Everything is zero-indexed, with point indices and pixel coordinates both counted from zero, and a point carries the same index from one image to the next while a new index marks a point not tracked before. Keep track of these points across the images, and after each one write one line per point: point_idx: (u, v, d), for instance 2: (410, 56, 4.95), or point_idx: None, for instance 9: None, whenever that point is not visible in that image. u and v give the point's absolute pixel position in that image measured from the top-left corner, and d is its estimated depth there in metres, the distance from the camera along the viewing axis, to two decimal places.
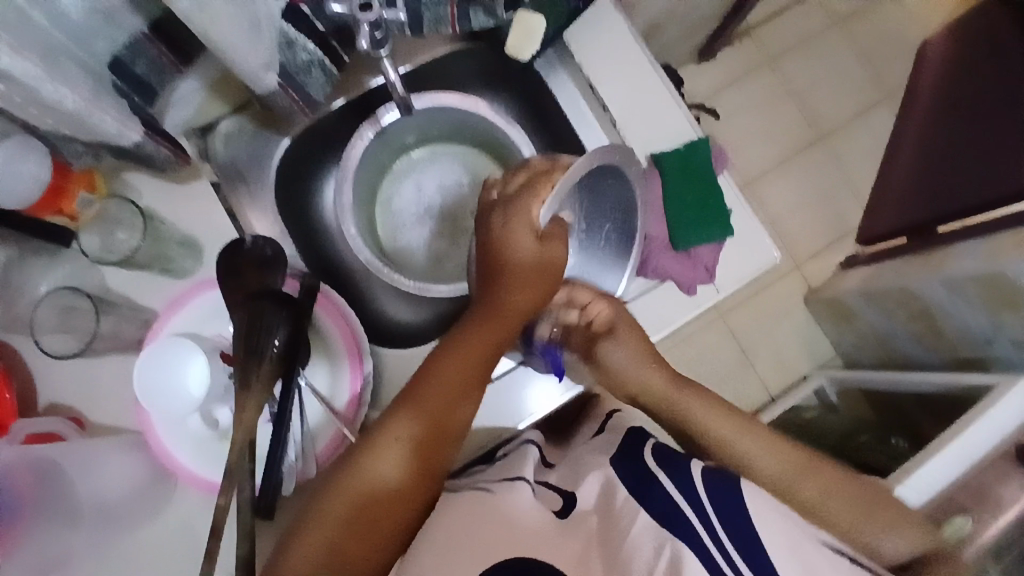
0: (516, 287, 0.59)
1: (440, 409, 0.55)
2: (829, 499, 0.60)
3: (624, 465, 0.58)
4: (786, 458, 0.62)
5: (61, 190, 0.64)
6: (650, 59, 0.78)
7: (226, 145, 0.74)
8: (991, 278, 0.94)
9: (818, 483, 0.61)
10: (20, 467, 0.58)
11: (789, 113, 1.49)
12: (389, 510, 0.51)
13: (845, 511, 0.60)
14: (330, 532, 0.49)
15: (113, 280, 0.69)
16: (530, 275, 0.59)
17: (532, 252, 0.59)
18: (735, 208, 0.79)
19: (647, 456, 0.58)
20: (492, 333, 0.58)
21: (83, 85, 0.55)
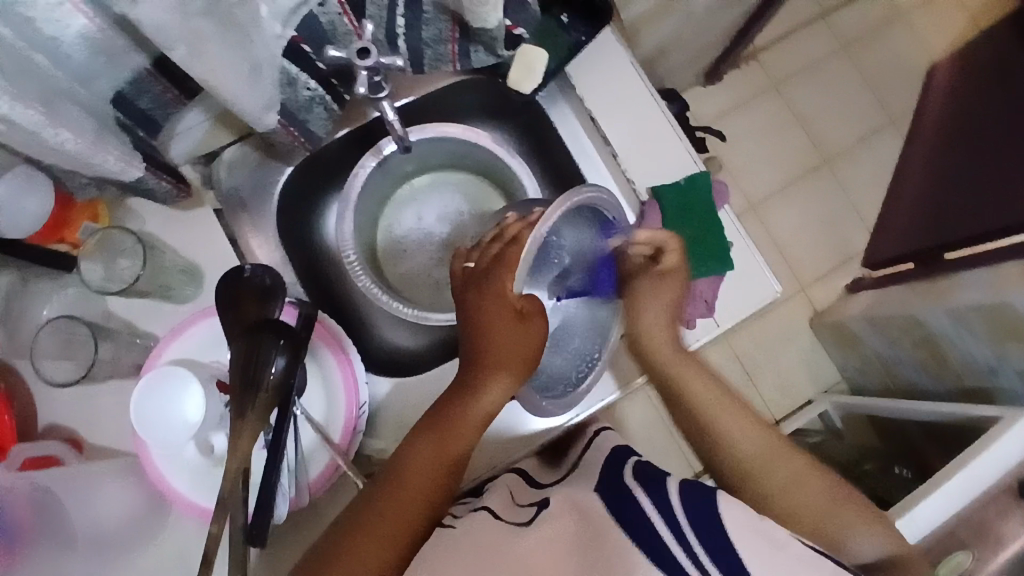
0: (492, 343, 0.62)
1: (444, 443, 0.59)
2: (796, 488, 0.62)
3: (605, 485, 0.57)
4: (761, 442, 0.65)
5: (62, 221, 0.69)
6: (651, 93, 0.78)
7: (229, 173, 0.76)
8: (994, 311, 0.93)
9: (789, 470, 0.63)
10: (20, 498, 0.59)
11: (795, 136, 1.49)
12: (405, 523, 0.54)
13: (820, 503, 0.61)
14: (351, 537, 0.53)
15: (116, 306, 0.71)
16: (507, 329, 0.62)
17: (508, 312, 0.63)
18: (734, 240, 0.79)
19: (627, 474, 0.58)
20: (483, 383, 0.62)
21: (86, 126, 0.57)
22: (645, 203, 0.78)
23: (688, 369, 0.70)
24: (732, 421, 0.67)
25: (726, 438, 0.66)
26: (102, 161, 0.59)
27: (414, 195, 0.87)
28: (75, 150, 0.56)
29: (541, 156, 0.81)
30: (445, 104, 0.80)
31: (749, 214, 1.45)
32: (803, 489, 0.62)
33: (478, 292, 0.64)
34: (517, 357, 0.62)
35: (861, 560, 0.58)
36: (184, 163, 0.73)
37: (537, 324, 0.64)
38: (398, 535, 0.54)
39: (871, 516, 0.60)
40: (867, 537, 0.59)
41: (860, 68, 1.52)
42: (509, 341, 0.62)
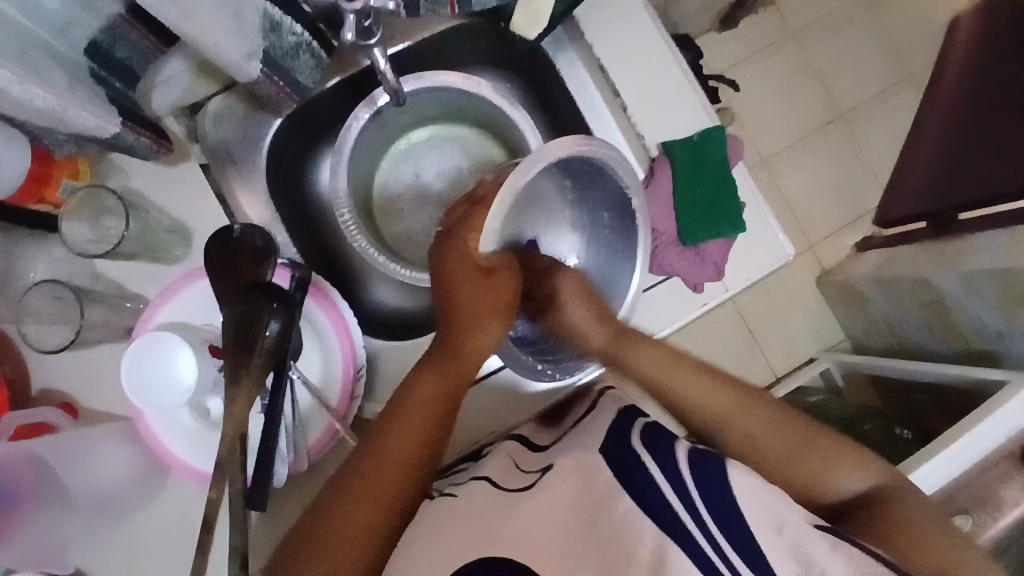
0: (472, 292, 0.60)
1: (439, 390, 0.58)
2: (767, 441, 0.60)
3: (609, 448, 0.54)
4: (722, 402, 0.62)
5: (43, 178, 0.63)
6: (666, 41, 0.74)
7: (216, 126, 0.70)
8: (1010, 275, 0.90)
9: (752, 423, 0.61)
10: (17, 461, 0.58)
11: (812, 86, 1.42)
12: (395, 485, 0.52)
13: (795, 454, 0.59)
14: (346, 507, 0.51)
15: (103, 268, 0.68)
16: (483, 282, 0.60)
17: (479, 270, 0.60)
18: (748, 202, 0.75)
19: (637, 439, 0.54)
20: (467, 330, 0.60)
21: (56, 79, 0.52)
22: (655, 159, 0.73)
23: (628, 344, 0.64)
24: (687, 382, 0.63)
25: (686, 396, 0.62)
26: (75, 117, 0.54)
27: (412, 149, 0.83)
28: (44, 105, 0.52)
29: (546, 110, 0.77)
30: (443, 52, 0.74)
31: (759, 169, 1.40)
32: (770, 437, 0.60)
33: (439, 253, 0.62)
34: (494, 303, 0.60)
35: (844, 493, 0.58)
36: (166, 113, 0.68)
37: (508, 277, 0.62)
38: (399, 482, 0.53)
39: (848, 448, 0.60)
40: (847, 470, 0.59)
41: (883, 13, 1.43)
42: (477, 297, 0.60)
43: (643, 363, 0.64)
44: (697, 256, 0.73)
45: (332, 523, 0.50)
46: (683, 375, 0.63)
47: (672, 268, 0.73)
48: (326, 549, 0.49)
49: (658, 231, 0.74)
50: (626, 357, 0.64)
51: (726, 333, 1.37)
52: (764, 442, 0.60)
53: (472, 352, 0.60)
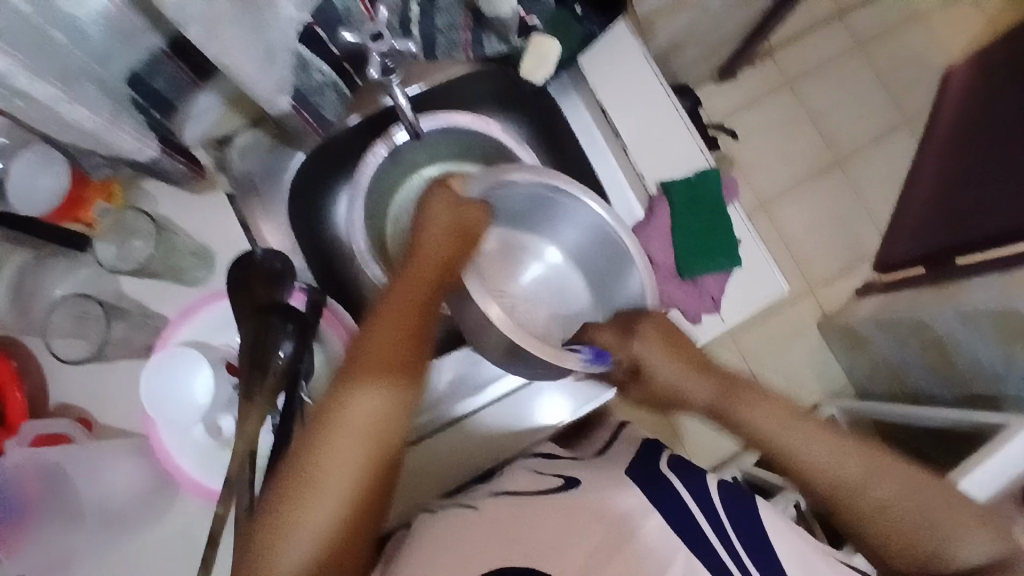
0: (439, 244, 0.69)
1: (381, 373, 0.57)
2: (902, 500, 0.60)
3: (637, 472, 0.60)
4: (843, 449, 0.63)
5: (78, 200, 0.69)
6: (665, 88, 0.79)
7: (242, 158, 0.75)
8: (1005, 316, 0.93)
9: (893, 484, 0.60)
10: (29, 468, 0.62)
11: (809, 136, 1.48)
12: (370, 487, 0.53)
13: (920, 512, 0.59)
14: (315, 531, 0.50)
15: (127, 287, 0.72)
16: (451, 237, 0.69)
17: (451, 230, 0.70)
18: (745, 239, 0.79)
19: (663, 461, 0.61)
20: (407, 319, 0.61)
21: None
22: (654, 196, 0.77)
23: (736, 400, 0.70)
24: (812, 442, 0.64)
25: (805, 467, 0.64)
26: (118, 138, 0.61)
27: (424, 184, 0.87)
28: (93, 127, 0.60)
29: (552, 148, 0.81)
30: (458, 93, 0.79)
31: (760, 214, 1.44)
32: (913, 504, 0.60)
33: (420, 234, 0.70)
34: (449, 248, 0.69)
35: (963, 563, 0.58)
36: (197, 146, 0.73)
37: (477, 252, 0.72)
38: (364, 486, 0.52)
39: (971, 516, 0.59)
40: (972, 543, 0.58)
41: (878, 69, 1.51)
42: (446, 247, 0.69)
43: (755, 419, 0.68)
44: (694, 288, 0.77)
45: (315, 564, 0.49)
46: (801, 433, 0.66)
47: (670, 299, 0.77)
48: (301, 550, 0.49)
49: (659, 264, 0.78)
50: (740, 415, 0.69)
51: (729, 372, 1.38)
52: (896, 501, 0.60)
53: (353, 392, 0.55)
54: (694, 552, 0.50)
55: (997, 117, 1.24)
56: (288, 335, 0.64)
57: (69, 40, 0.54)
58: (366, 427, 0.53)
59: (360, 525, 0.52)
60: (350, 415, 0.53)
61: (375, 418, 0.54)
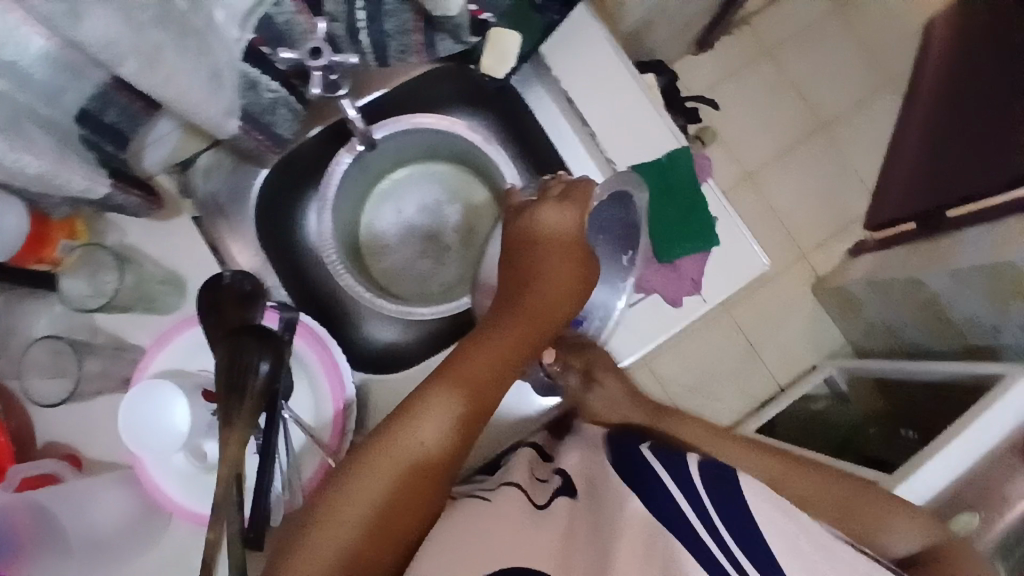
0: (555, 259, 0.66)
1: (480, 387, 0.57)
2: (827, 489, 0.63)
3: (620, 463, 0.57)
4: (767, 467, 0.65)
5: (41, 238, 0.67)
6: (628, 66, 0.76)
7: (205, 179, 0.76)
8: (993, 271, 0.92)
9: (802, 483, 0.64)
10: (18, 508, 0.60)
11: (790, 102, 1.45)
12: (417, 500, 0.52)
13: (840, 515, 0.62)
14: (339, 540, 0.49)
15: (102, 320, 0.71)
16: (564, 251, 0.66)
17: (575, 255, 0.66)
18: (721, 216, 0.77)
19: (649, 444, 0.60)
20: (524, 331, 0.62)
21: (45, 145, 0.56)
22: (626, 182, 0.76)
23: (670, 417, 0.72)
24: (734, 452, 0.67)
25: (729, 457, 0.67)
26: (65, 181, 0.58)
27: (392, 187, 0.86)
28: (38, 172, 0.55)
29: (519, 142, 0.80)
30: (418, 95, 0.78)
31: (745, 186, 1.42)
32: (823, 493, 0.63)
33: (509, 254, 0.68)
34: (572, 295, 0.66)
35: (899, 552, 0.61)
36: (157, 171, 0.72)
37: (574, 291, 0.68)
38: (413, 506, 0.52)
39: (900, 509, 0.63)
40: (902, 525, 0.61)
41: (855, 27, 1.47)
42: (564, 275, 0.65)
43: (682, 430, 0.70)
44: (673, 272, 0.75)
45: (360, 556, 0.49)
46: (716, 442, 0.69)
47: (651, 285, 0.75)
48: (330, 548, 0.48)
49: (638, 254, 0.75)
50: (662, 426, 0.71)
51: (725, 347, 1.37)
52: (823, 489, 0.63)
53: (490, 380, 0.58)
54: (693, 535, 0.49)
55: (976, 66, 1.21)
56: (264, 354, 0.62)
57: (10, 85, 0.52)
58: (430, 434, 0.53)
59: (390, 541, 0.51)
60: (428, 417, 0.54)
61: (443, 433, 0.54)
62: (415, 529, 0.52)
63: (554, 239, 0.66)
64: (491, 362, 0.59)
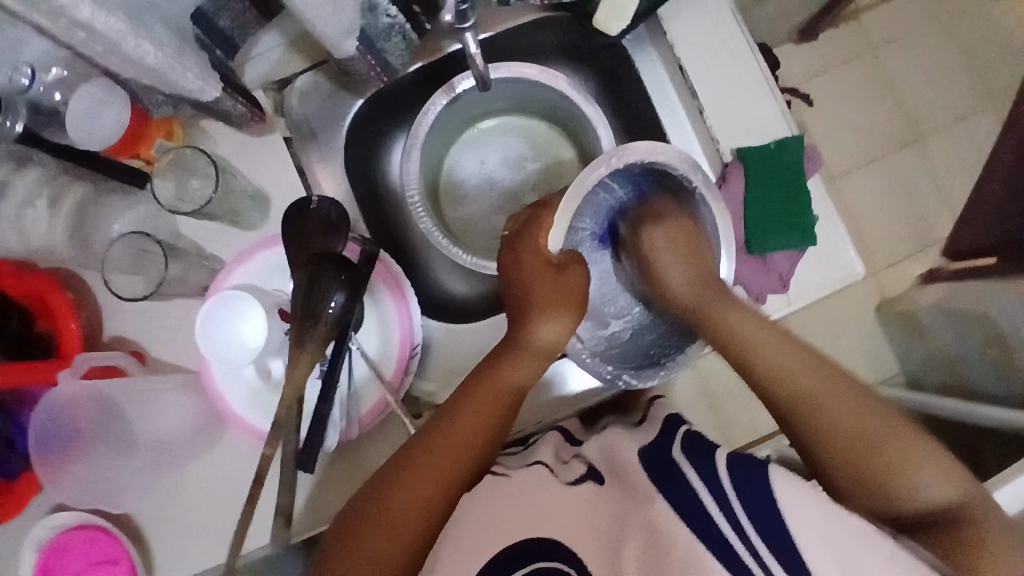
0: (532, 285, 0.61)
1: (481, 412, 0.57)
2: (880, 444, 0.56)
3: (648, 456, 0.53)
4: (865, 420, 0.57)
5: (138, 136, 0.66)
6: (749, 39, 0.72)
7: (302, 102, 0.75)
8: None
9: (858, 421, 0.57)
10: (82, 399, 0.64)
11: (882, 179, 1.36)
12: (449, 467, 0.54)
13: (916, 455, 0.56)
14: (415, 501, 0.53)
15: (185, 228, 0.72)
16: (535, 281, 0.62)
17: (539, 268, 0.62)
18: (822, 216, 0.73)
19: (678, 447, 0.53)
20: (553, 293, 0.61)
21: (118, 8, 0.51)
22: (728, 164, 0.72)
23: (710, 312, 0.63)
24: (769, 350, 0.61)
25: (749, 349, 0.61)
26: (139, 50, 0.53)
27: None
28: (155, 63, 0.55)
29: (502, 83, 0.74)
30: (512, 52, 0.75)
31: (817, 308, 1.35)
32: (874, 431, 0.57)
33: (511, 251, 0.63)
34: (560, 302, 0.61)
35: (920, 505, 0.55)
36: (258, 87, 0.71)
37: (571, 276, 0.63)
38: (449, 470, 0.54)
39: (930, 448, 0.57)
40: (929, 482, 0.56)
41: (932, 111, 1.37)
42: (541, 288, 0.61)
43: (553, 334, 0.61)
44: (763, 266, 0.72)
45: (421, 501, 0.53)
46: (545, 299, 0.61)
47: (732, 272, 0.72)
48: (387, 519, 0.52)
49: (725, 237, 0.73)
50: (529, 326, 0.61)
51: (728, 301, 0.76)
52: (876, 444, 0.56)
53: (537, 343, 0.61)
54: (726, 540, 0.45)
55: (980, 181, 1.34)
56: (341, 286, 0.63)
57: None
58: (551, 334, 0.61)
59: (404, 520, 0.52)
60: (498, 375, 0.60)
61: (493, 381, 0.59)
62: (443, 503, 0.53)
63: (557, 209, 0.63)
64: (493, 387, 0.59)
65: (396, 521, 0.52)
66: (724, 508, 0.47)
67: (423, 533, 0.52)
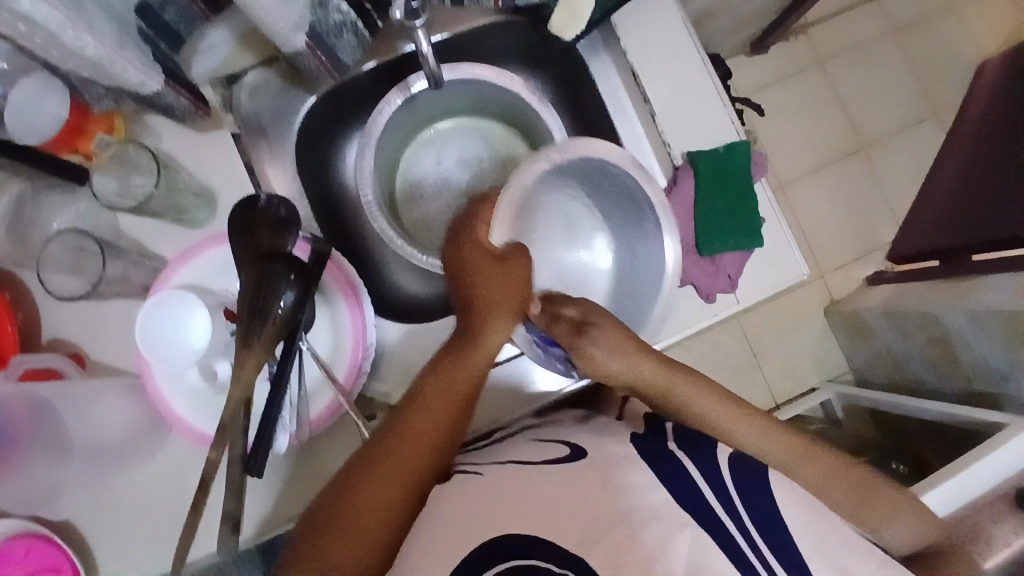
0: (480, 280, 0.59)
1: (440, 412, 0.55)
2: (830, 486, 0.56)
3: (643, 442, 0.53)
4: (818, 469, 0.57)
5: (79, 129, 0.64)
6: (698, 48, 0.74)
7: (251, 98, 0.73)
8: None
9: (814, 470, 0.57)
10: (18, 400, 0.62)
11: (830, 187, 1.41)
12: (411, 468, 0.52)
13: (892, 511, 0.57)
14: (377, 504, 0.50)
15: (126, 226, 0.69)
16: (482, 271, 0.60)
17: (485, 260, 0.60)
18: (768, 217, 0.75)
19: (672, 438, 0.53)
20: (499, 299, 0.59)
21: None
22: (678, 166, 0.73)
23: (681, 379, 0.58)
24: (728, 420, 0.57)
25: (698, 414, 0.58)
26: (78, 43, 0.53)
27: None
28: (95, 55, 0.54)
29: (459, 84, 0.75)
30: (467, 52, 0.75)
31: (769, 313, 1.39)
32: (839, 496, 0.56)
33: (454, 245, 0.63)
34: (509, 296, 0.59)
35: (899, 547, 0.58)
36: (204, 82, 0.69)
37: (517, 265, 0.61)
38: (414, 469, 0.52)
39: (902, 503, 0.58)
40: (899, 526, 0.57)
41: (877, 122, 1.43)
42: (495, 286, 0.59)
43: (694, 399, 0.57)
44: (711, 266, 0.73)
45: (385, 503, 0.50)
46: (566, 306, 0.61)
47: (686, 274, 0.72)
48: (347, 521, 0.49)
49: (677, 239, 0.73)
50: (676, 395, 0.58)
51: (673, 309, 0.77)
52: (866, 514, 0.56)
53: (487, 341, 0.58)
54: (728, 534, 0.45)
55: (920, 190, 1.40)
56: (291, 283, 0.62)
57: None
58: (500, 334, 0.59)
59: (368, 523, 0.49)
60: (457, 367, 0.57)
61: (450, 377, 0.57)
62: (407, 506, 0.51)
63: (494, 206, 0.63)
64: (452, 383, 0.56)
65: (361, 525, 0.49)
66: (722, 499, 0.47)
67: (383, 534, 0.49)
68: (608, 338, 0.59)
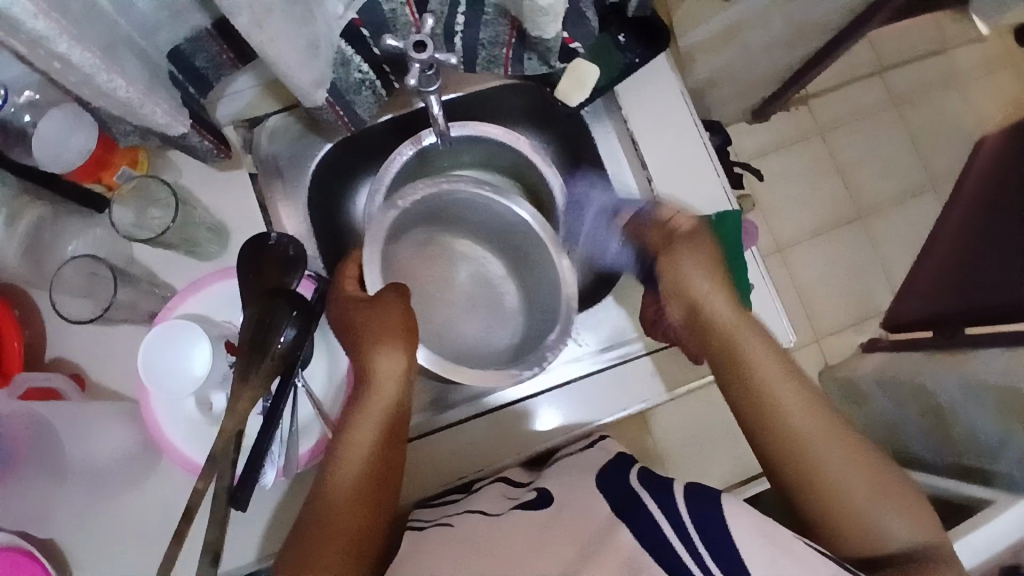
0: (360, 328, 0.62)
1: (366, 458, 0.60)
2: (843, 467, 0.58)
3: (609, 489, 0.55)
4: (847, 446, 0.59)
5: (103, 161, 0.68)
6: (695, 121, 0.78)
7: (270, 141, 0.76)
8: None
9: (840, 449, 0.58)
10: (18, 421, 0.63)
11: (827, 253, 1.44)
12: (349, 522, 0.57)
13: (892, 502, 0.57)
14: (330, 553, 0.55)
15: (139, 254, 0.72)
16: (360, 319, 0.63)
17: (358, 308, 0.63)
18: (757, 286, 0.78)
19: (633, 477, 0.56)
20: (385, 333, 0.61)
21: (95, 38, 0.51)
22: None
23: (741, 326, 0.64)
24: (771, 370, 0.62)
25: (763, 385, 0.61)
26: (110, 84, 0.54)
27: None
28: (125, 97, 0.57)
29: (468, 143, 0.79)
30: (477, 112, 0.79)
31: None
32: (855, 476, 0.57)
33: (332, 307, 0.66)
34: (395, 327, 0.62)
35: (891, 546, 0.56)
36: (228, 124, 0.74)
37: (389, 299, 0.63)
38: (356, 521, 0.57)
39: (909, 500, 0.58)
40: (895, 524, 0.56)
41: (874, 192, 1.47)
42: (371, 327, 0.61)
43: (748, 342, 0.63)
44: None
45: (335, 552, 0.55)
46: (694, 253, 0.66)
47: (676, 336, 0.75)
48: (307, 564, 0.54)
49: None
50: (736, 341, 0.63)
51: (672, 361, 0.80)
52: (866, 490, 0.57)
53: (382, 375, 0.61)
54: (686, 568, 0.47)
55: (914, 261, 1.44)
56: (291, 320, 0.65)
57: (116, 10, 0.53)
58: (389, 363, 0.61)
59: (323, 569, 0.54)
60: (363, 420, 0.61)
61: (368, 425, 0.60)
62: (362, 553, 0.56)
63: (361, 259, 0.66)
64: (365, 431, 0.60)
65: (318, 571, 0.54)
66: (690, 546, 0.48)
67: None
68: (693, 258, 0.66)
